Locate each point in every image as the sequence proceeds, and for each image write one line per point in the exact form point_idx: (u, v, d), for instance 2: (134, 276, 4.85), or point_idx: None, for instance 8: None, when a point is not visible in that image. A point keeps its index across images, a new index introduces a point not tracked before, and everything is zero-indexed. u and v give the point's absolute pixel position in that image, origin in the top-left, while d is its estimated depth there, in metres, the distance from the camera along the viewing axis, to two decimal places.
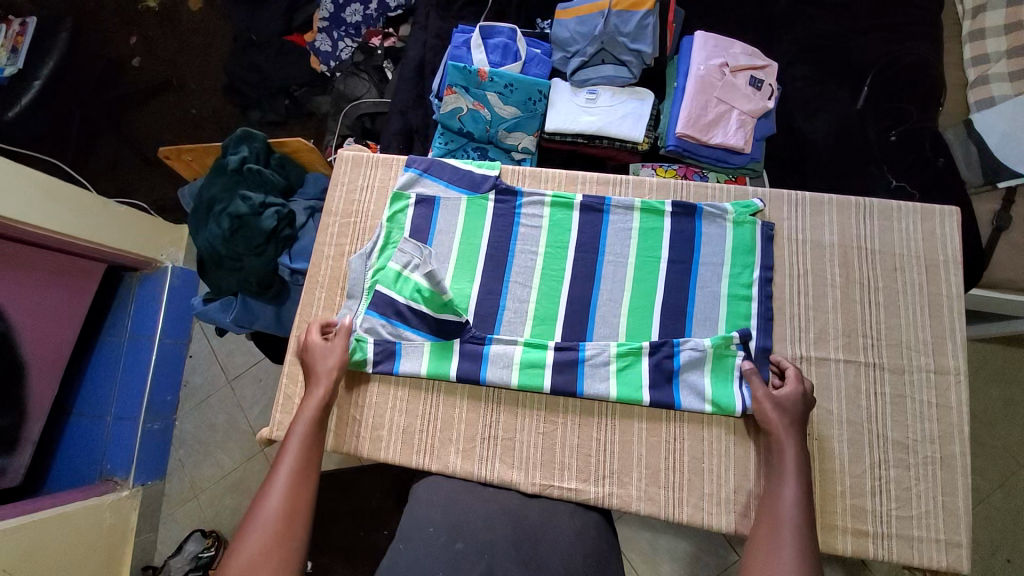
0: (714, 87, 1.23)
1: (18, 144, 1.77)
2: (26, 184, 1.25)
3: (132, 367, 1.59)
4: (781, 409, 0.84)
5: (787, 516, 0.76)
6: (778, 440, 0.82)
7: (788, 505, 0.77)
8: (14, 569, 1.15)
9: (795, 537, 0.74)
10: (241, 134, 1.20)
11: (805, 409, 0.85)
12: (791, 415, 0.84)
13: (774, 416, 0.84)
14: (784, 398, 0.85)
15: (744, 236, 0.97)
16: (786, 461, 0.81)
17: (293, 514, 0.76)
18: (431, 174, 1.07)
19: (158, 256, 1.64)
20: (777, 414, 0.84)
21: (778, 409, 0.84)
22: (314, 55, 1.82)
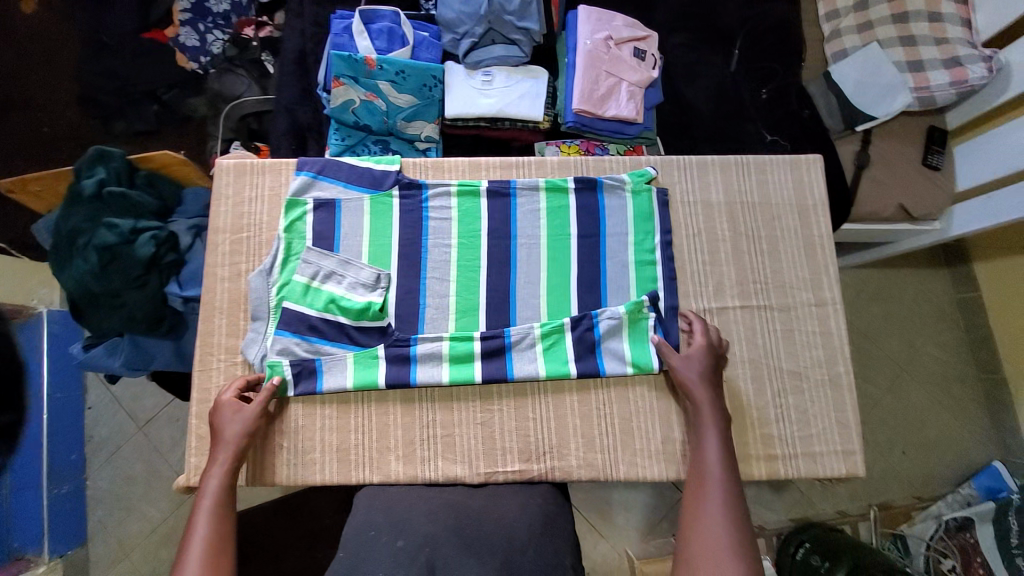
0: (602, 61, 1.27)
1: None
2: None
3: (22, 429, 1.39)
4: (694, 360, 0.92)
5: (710, 469, 0.84)
6: (696, 398, 0.89)
7: (712, 458, 0.85)
8: None
9: (721, 487, 0.82)
10: (95, 154, 1.07)
11: (713, 358, 0.93)
12: (704, 371, 0.91)
13: (689, 372, 0.91)
14: (695, 354, 0.92)
15: (643, 204, 1.01)
16: (704, 416, 0.88)
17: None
18: (326, 176, 1.01)
19: (29, 302, 1.45)
20: (692, 371, 0.91)
21: (688, 365, 0.91)
22: (179, 51, 1.62)
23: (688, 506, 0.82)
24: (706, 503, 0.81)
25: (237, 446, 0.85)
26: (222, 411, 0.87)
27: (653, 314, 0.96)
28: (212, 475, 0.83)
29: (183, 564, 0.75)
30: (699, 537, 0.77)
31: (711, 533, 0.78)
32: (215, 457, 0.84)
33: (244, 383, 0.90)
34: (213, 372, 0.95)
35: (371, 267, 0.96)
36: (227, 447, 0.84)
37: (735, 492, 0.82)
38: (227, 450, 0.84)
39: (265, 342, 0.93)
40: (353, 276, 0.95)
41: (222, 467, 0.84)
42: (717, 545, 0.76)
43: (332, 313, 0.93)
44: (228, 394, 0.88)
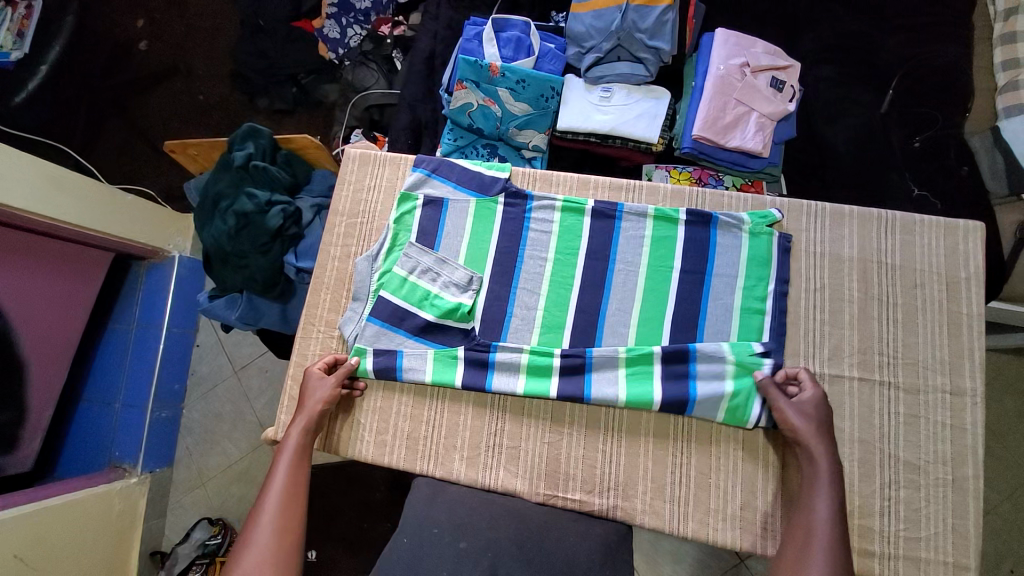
0: (733, 88, 1.19)
1: (28, 128, 1.78)
2: (34, 175, 1.27)
3: (140, 354, 1.60)
4: (807, 415, 0.84)
5: (819, 526, 0.77)
6: (809, 447, 0.82)
7: (821, 514, 0.78)
8: (27, 555, 1.19)
9: (832, 542, 0.75)
10: (248, 130, 1.19)
11: (824, 408, 0.85)
12: (815, 419, 0.84)
13: (799, 422, 0.83)
14: (806, 404, 0.85)
15: (760, 247, 0.94)
16: (818, 467, 0.81)
17: (286, 536, 0.81)
18: (440, 176, 1.04)
19: (165, 246, 1.65)
20: (803, 421, 0.83)
21: (799, 413, 0.84)
22: (321, 41, 1.78)
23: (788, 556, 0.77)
24: (811, 556, 0.75)
25: (313, 412, 0.91)
26: (310, 380, 0.94)
27: (765, 362, 0.89)
28: (291, 433, 0.90)
29: (262, 503, 0.83)
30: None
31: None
32: (297, 417, 0.91)
33: (330, 361, 0.96)
34: (311, 341, 1.02)
35: (465, 269, 0.98)
36: (306, 412, 0.90)
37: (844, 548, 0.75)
38: (305, 415, 0.91)
39: (358, 322, 0.98)
40: (448, 274, 0.98)
41: (299, 427, 0.91)
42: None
43: (423, 308, 0.96)
44: (316, 366, 0.95)
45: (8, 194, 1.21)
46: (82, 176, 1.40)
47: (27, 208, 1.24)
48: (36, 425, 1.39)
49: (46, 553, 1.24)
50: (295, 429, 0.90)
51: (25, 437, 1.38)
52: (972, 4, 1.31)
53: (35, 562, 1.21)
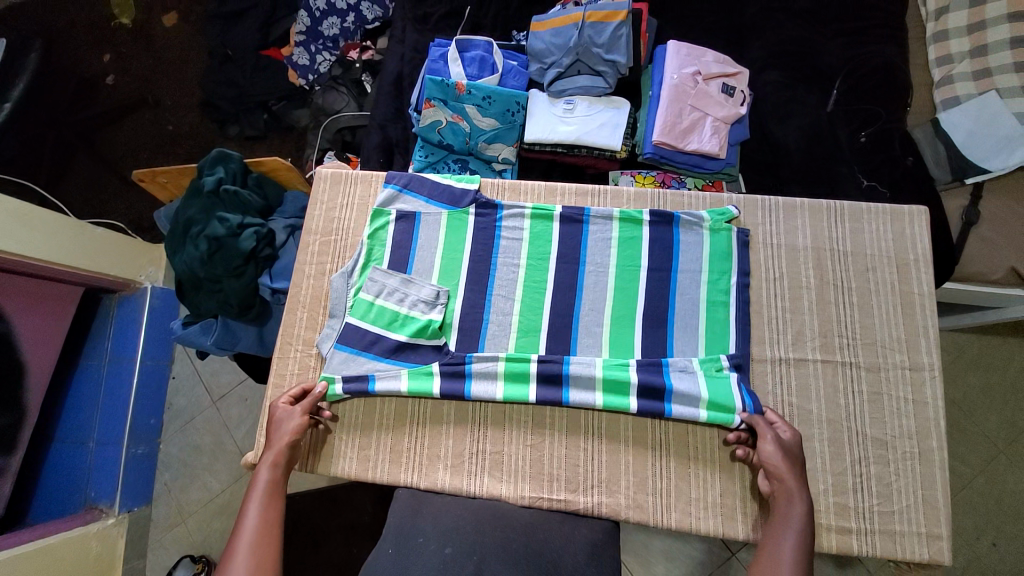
0: (688, 95, 1.26)
1: None
2: (1, 211, 1.25)
3: (114, 389, 1.57)
4: (785, 451, 0.84)
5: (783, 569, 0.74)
6: (785, 484, 0.82)
7: (785, 555, 0.76)
8: None
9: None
10: (217, 155, 1.18)
11: (801, 453, 0.85)
12: (793, 457, 0.84)
13: (778, 459, 0.83)
14: (787, 443, 0.85)
15: (720, 242, 0.98)
16: (793, 505, 0.80)
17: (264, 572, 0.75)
18: (411, 190, 1.07)
19: (138, 278, 1.63)
20: (781, 458, 0.83)
21: (779, 450, 0.84)
22: (291, 69, 1.80)
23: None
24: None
25: (283, 445, 0.88)
26: (278, 414, 0.92)
27: (731, 374, 0.91)
28: (261, 469, 0.86)
29: (234, 547, 0.77)
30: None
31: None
32: (266, 454, 0.88)
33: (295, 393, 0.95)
34: (288, 360, 1.02)
35: (433, 285, 1.00)
36: (275, 445, 0.88)
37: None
38: (273, 451, 0.88)
39: (327, 345, 0.99)
40: (415, 293, 0.99)
41: (269, 462, 0.87)
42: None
43: (392, 330, 0.97)
44: (282, 400, 0.94)
45: None
46: (49, 211, 1.38)
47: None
48: (6, 466, 1.35)
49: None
50: (266, 462, 0.87)
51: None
52: (904, 8, 1.41)
53: None
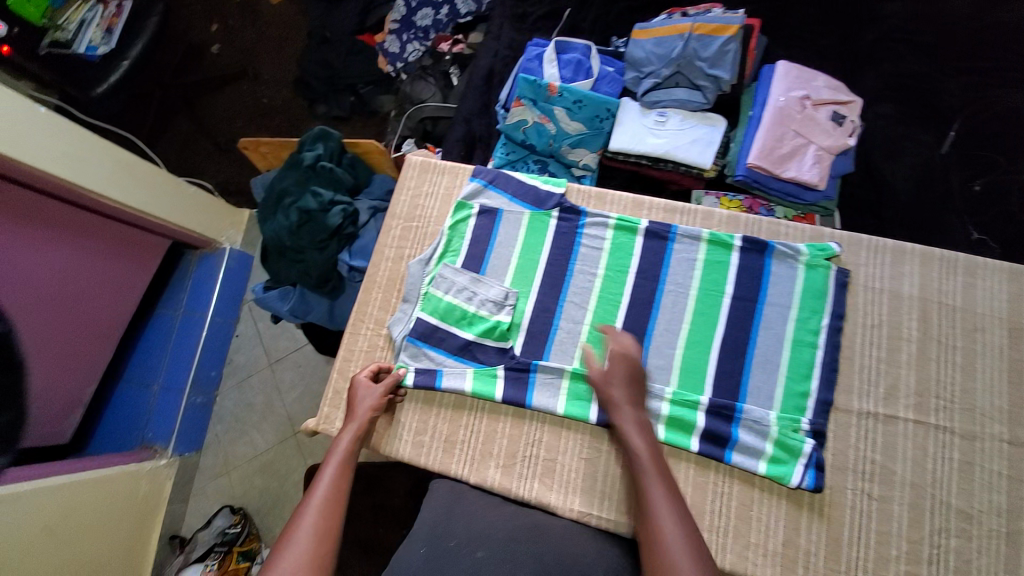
0: (792, 120, 1.19)
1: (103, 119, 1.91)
2: (107, 161, 1.37)
3: (182, 340, 1.68)
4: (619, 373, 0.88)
5: (659, 508, 0.74)
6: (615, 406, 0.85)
7: (658, 499, 0.75)
8: (57, 525, 1.25)
9: (671, 512, 0.74)
10: (318, 132, 1.23)
11: (630, 370, 0.87)
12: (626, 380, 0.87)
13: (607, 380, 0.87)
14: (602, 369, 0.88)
15: (817, 279, 0.93)
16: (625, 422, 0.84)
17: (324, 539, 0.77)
18: (496, 187, 1.08)
19: (219, 238, 1.78)
20: (612, 380, 0.87)
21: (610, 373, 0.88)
22: (382, 55, 1.87)
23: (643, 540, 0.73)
24: (666, 539, 0.71)
25: (364, 419, 0.92)
26: (361, 391, 0.95)
27: (807, 442, 0.85)
28: (342, 438, 0.90)
29: (304, 507, 0.80)
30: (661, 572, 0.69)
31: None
32: (348, 424, 0.92)
33: (376, 367, 0.99)
34: (358, 337, 1.05)
35: (504, 286, 1.00)
36: (359, 418, 0.92)
37: (683, 511, 0.74)
38: (356, 422, 0.92)
39: (398, 341, 1.01)
40: (484, 293, 1.00)
41: (350, 433, 0.91)
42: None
43: (461, 328, 0.98)
44: (363, 374, 0.98)
45: (78, 174, 1.30)
46: (149, 164, 1.51)
47: (95, 190, 1.34)
48: (77, 397, 1.47)
49: (73, 525, 1.29)
50: (349, 430, 0.91)
51: (64, 409, 1.44)
52: None
53: (65, 534, 1.26)
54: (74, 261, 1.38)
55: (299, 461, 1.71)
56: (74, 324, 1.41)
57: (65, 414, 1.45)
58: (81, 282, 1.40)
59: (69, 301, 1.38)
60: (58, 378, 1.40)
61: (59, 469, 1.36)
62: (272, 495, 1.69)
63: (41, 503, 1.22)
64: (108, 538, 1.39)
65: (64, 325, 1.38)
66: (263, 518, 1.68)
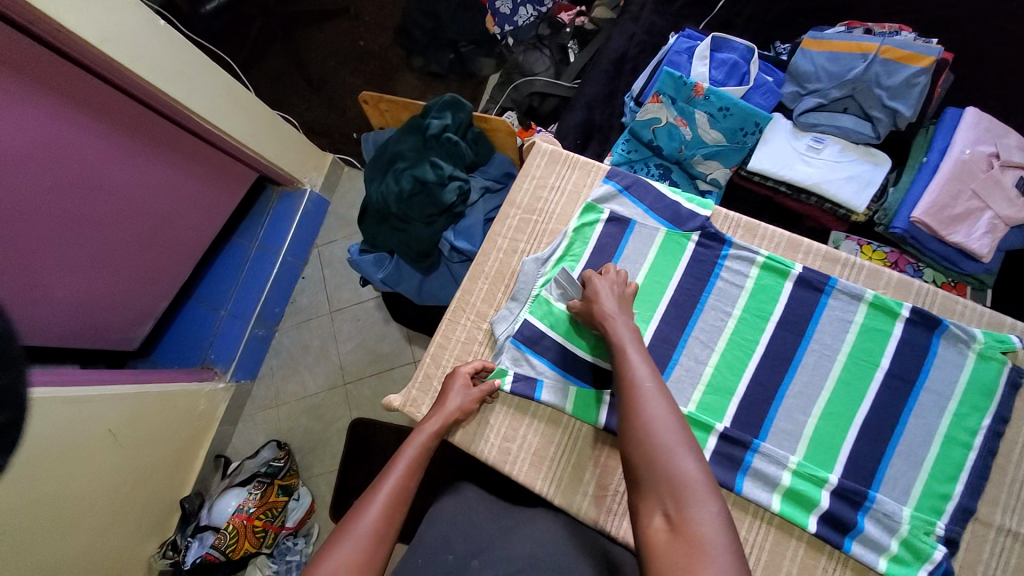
0: (974, 177, 1.04)
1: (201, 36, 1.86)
2: (212, 84, 1.29)
3: (255, 274, 1.65)
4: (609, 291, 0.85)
5: (644, 398, 0.68)
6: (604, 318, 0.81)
7: (646, 391, 0.68)
8: (120, 429, 1.25)
9: (658, 403, 0.67)
10: (449, 100, 1.15)
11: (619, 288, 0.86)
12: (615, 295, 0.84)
13: (599, 294, 0.84)
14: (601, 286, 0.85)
15: (988, 373, 0.81)
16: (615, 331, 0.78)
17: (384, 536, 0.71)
18: (631, 194, 0.99)
19: (302, 179, 1.68)
20: (605, 295, 0.84)
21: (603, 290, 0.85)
22: (491, 13, 1.74)
23: (625, 427, 0.67)
24: (654, 427, 0.64)
25: (450, 417, 0.88)
26: (454, 387, 0.91)
27: (941, 549, 0.76)
28: (421, 430, 0.85)
29: (372, 496, 0.74)
30: (647, 461, 0.62)
31: (671, 462, 0.61)
32: (431, 418, 0.87)
33: (478, 365, 0.93)
34: (458, 325, 1.01)
35: None
36: (444, 413, 0.87)
37: (670, 402, 0.67)
38: (441, 417, 0.88)
39: (501, 340, 0.95)
40: None
41: (430, 428, 0.86)
42: (679, 473, 0.60)
43: (571, 340, 0.91)
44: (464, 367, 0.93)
45: (186, 96, 1.23)
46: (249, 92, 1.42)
47: (198, 112, 1.25)
48: (150, 309, 1.46)
49: (137, 434, 1.31)
50: (430, 426, 0.86)
51: (136, 318, 1.44)
52: None
53: (126, 438, 1.27)
54: (172, 178, 1.33)
55: (345, 411, 1.65)
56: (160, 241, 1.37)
57: (136, 323, 1.44)
58: (174, 201, 1.36)
59: (161, 221, 1.35)
60: (136, 292, 1.39)
61: (133, 377, 1.37)
62: (315, 437, 1.65)
63: (110, 410, 1.23)
64: (164, 451, 1.40)
65: (150, 239, 1.35)
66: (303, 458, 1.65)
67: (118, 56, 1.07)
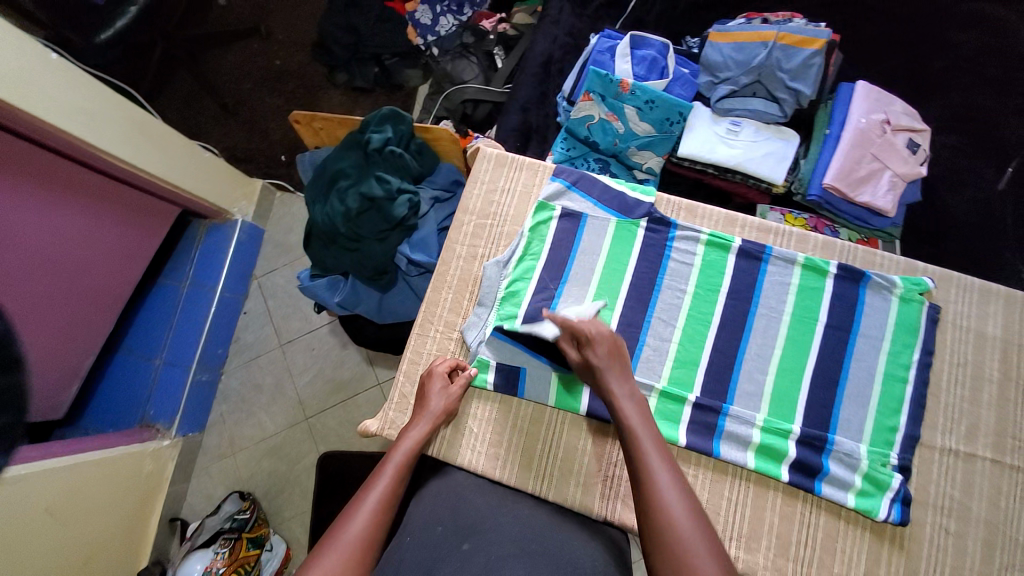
0: (872, 143, 1.18)
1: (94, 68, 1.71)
2: (121, 118, 1.19)
3: (191, 313, 1.53)
4: (606, 358, 0.82)
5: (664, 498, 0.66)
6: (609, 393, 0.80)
7: (664, 486, 0.67)
8: (59, 509, 1.12)
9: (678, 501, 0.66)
10: (389, 114, 1.14)
11: (618, 353, 0.83)
12: (613, 362, 0.82)
13: (598, 363, 0.81)
14: (599, 350, 0.82)
15: (910, 314, 0.92)
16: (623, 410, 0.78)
17: (372, 543, 0.69)
18: (579, 189, 1.03)
19: (231, 209, 1.59)
20: (606, 365, 0.81)
21: (601, 357, 0.82)
22: (412, 26, 1.69)
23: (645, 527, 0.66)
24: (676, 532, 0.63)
25: (435, 421, 0.87)
26: (433, 392, 0.90)
27: (896, 476, 0.85)
28: (407, 436, 0.84)
29: (362, 500, 0.73)
30: (667, 559, 0.62)
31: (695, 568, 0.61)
32: (417, 420, 0.87)
33: (454, 364, 0.94)
34: (427, 339, 0.99)
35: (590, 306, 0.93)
36: (429, 415, 0.87)
37: (690, 499, 0.67)
38: (428, 418, 0.87)
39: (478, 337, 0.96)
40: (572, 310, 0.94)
41: (416, 432, 0.85)
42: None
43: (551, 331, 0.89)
44: (441, 366, 0.92)
45: (93, 134, 1.13)
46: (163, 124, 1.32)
47: (107, 150, 1.16)
48: (76, 370, 1.32)
49: (78, 507, 1.17)
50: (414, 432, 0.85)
51: (60, 381, 1.29)
52: None
53: (68, 518, 1.13)
54: (87, 223, 1.21)
55: (311, 446, 1.57)
56: (79, 293, 1.24)
57: (62, 386, 1.30)
58: (90, 248, 1.23)
59: (78, 271, 1.22)
60: (58, 354, 1.25)
61: (65, 448, 1.23)
62: (281, 478, 1.55)
63: (30, 490, 1.07)
64: (113, 521, 1.27)
65: (68, 293, 1.22)
66: (271, 503, 1.54)
67: (9, 97, 0.96)
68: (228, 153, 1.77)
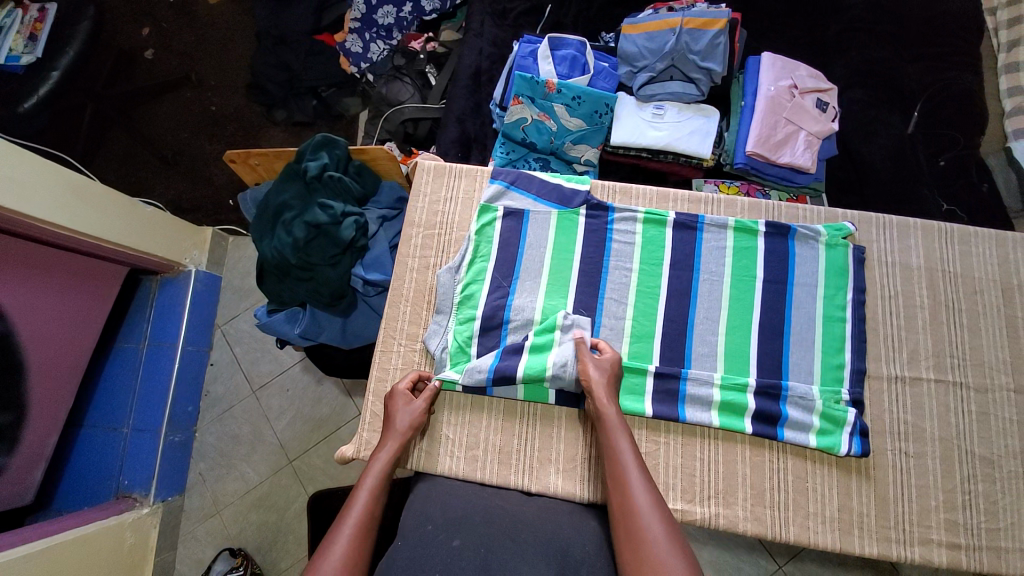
0: (783, 108, 1.26)
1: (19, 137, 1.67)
2: (53, 184, 1.16)
3: (152, 374, 1.49)
4: (601, 371, 0.87)
5: (637, 501, 0.71)
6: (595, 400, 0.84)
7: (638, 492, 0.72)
8: None
9: (652, 507, 0.70)
10: (323, 140, 1.17)
11: (618, 373, 0.88)
12: (608, 376, 0.86)
13: (594, 378, 0.86)
14: (606, 364, 0.88)
15: (837, 257, 0.98)
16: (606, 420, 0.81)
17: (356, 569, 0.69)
18: (518, 188, 1.06)
19: (182, 261, 1.54)
20: (602, 381, 0.85)
21: (597, 370, 0.86)
22: (344, 55, 1.72)
23: (620, 525, 0.70)
24: (646, 532, 0.67)
25: (403, 437, 0.87)
26: (398, 409, 0.90)
27: (850, 411, 0.90)
28: (377, 458, 0.84)
29: (338, 531, 0.72)
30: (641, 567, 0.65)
31: (660, 567, 0.63)
32: (384, 440, 0.87)
33: (417, 376, 0.95)
34: (392, 355, 1.00)
35: (540, 304, 0.97)
36: (395, 432, 0.87)
37: (667, 514, 0.70)
38: (395, 435, 0.87)
39: (436, 341, 0.98)
40: (529, 304, 0.97)
41: (385, 453, 0.85)
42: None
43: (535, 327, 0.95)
44: (404, 384, 0.93)
45: (23, 203, 1.09)
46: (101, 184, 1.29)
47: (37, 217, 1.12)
48: (39, 452, 1.26)
49: None
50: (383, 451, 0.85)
51: (24, 467, 1.24)
52: (979, 38, 1.46)
53: None
54: (31, 298, 1.18)
55: (299, 489, 1.54)
56: (33, 370, 1.20)
57: (27, 471, 1.24)
58: (38, 322, 1.20)
59: (28, 347, 1.18)
60: (19, 437, 1.20)
61: (39, 532, 1.19)
62: (272, 527, 1.52)
63: None
64: None
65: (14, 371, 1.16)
66: (265, 555, 1.50)
67: None
68: (172, 206, 1.74)
